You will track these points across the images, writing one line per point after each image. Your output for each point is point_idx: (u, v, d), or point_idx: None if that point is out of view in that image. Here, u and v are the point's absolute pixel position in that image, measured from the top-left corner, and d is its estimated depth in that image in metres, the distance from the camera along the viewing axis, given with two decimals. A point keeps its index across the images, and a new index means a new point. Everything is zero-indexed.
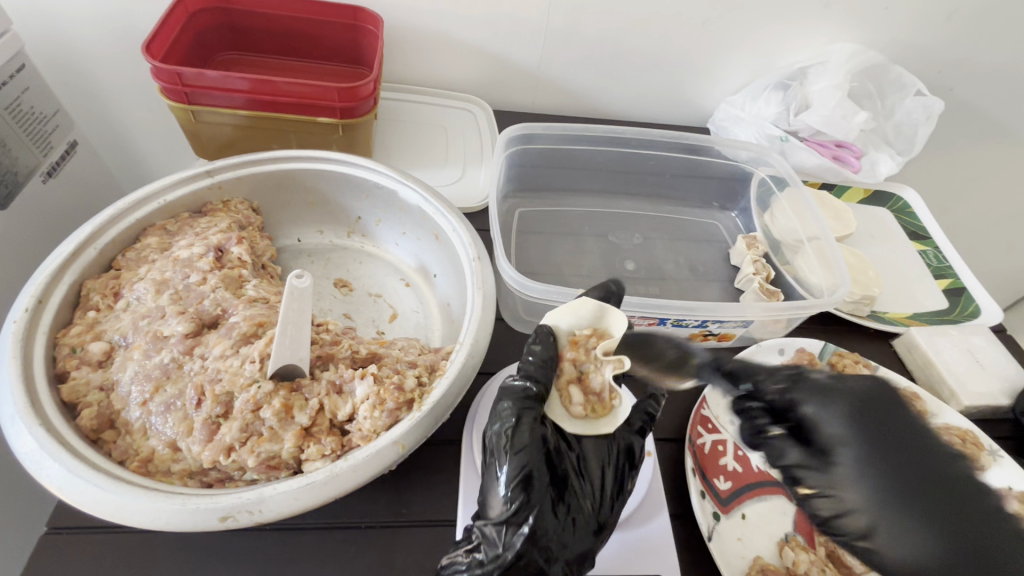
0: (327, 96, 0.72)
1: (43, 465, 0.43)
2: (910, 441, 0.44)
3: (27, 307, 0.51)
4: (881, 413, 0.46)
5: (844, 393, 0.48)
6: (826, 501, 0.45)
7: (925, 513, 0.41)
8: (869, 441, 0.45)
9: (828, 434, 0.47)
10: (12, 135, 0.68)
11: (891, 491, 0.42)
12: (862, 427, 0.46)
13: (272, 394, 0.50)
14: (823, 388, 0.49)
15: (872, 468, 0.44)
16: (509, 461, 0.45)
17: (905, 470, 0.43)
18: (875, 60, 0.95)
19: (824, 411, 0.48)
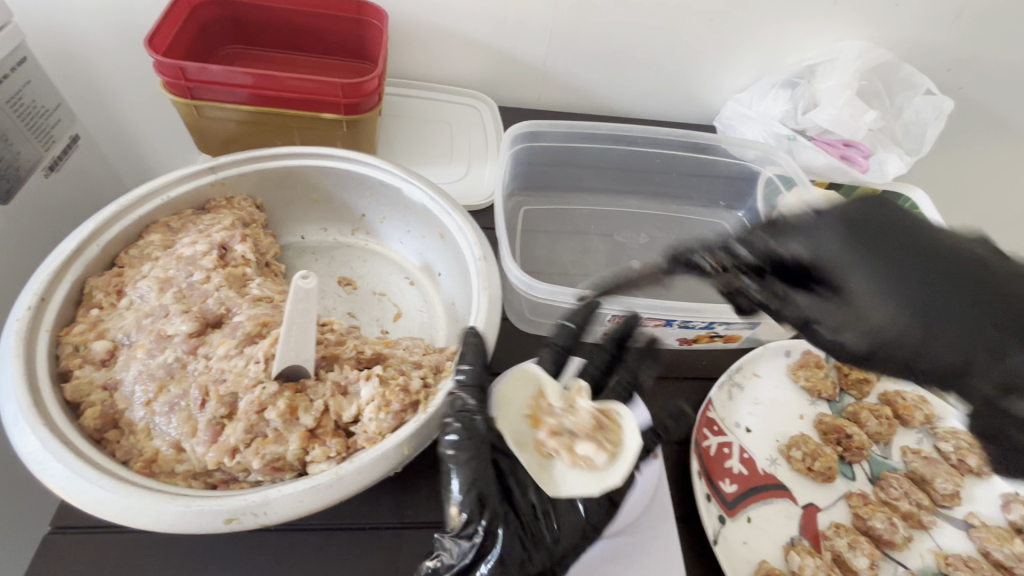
0: (331, 92, 0.71)
1: (46, 466, 0.42)
2: (900, 228, 0.46)
3: (30, 305, 0.51)
4: (894, 214, 0.47)
5: (832, 221, 0.48)
6: (853, 332, 0.45)
7: (958, 295, 0.43)
8: (868, 245, 0.46)
9: (817, 250, 0.47)
10: (14, 129, 0.68)
11: (922, 282, 0.43)
12: (852, 231, 0.46)
13: (276, 395, 0.49)
14: (808, 227, 0.48)
15: (882, 269, 0.44)
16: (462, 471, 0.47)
17: (911, 274, 0.44)
18: (885, 58, 0.94)
19: (806, 240, 0.48)
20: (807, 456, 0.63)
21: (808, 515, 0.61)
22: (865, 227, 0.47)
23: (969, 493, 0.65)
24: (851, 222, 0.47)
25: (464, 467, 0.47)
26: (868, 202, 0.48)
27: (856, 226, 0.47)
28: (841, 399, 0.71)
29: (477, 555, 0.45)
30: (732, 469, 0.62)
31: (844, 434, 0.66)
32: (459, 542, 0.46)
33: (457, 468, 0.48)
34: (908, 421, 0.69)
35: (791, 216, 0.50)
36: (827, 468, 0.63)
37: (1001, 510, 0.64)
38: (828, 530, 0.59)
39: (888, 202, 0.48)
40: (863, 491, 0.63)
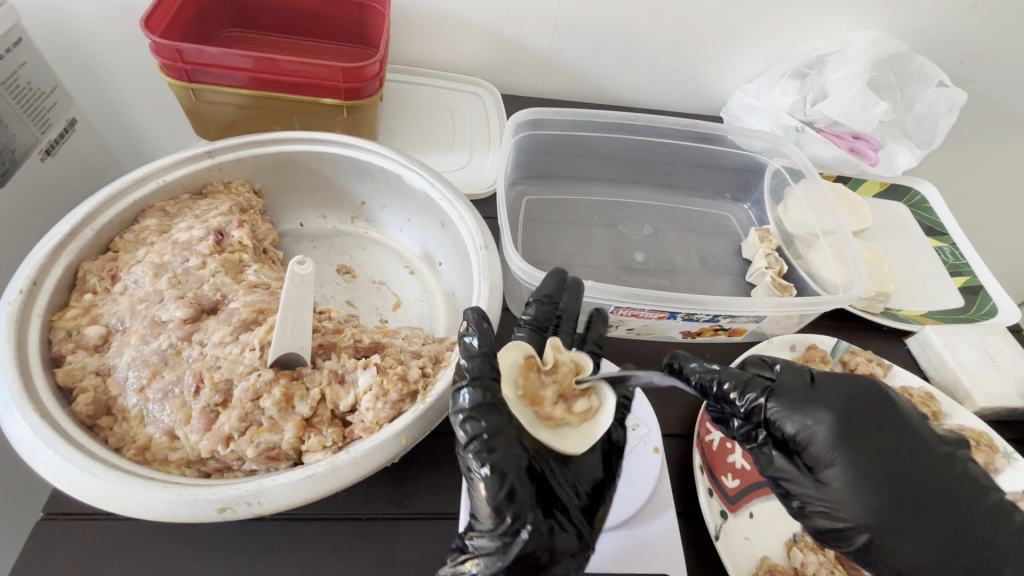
0: (331, 77, 0.69)
1: (36, 452, 0.41)
2: (891, 439, 0.44)
3: (21, 289, 0.50)
4: (886, 429, 0.45)
5: (830, 402, 0.45)
6: (827, 517, 0.45)
7: (927, 522, 0.42)
8: (860, 447, 0.44)
9: (809, 434, 0.45)
10: (9, 111, 0.67)
11: (891, 509, 0.42)
12: (848, 439, 0.44)
13: (272, 383, 0.48)
14: (806, 404, 0.46)
15: (863, 488, 0.43)
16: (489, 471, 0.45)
17: (892, 485, 0.43)
18: (897, 49, 0.91)
19: (804, 425, 0.45)
20: None
21: None
22: (860, 420, 0.45)
23: None
24: (852, 435, 0.44)
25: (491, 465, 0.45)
26: (857, 387, 0.46)
27: (852, 412, 0.45)
28: None
29: (521, 543, 0.44)
30: (735, 464, 0.61)
31: None
32: (498, 536, 0.44)
33: (482, 465, 0.45)
34: None
35: (791, 380, 0.47)
36: None
37: None
38: None
39: (882, 399, 0.46)
40: None
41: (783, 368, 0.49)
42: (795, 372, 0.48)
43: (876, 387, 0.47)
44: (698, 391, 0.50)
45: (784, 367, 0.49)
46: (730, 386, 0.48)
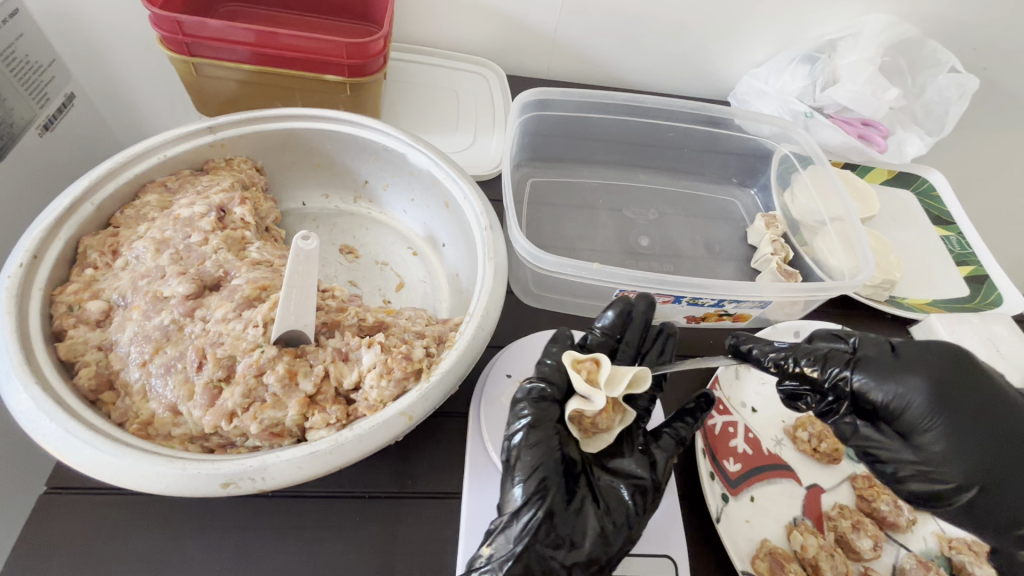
0: (334, 52, 0.68)
1: (39, 425, 0.41)
2: (986, 404, 0.45)
3: (23, 262, 0.49)
4: (983, 394, 0.45)
5: (917, 371, 0.46)
6: (922, 480, 0.44)
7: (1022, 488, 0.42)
8: (955, 411, 0.44)
9: (900, 400, 0.46)
10: (7, 84, 0.65)
11: (991, 466, 0.42)
12: (943, 402, 0.44)
13: (275, 359, 0.48)
14: (896, 373, 0.46)
15: (961, 444, 0.43)
16: (527, 455, 0.47)
17: (992, 448, 0.43)
18: (910, 33, 0.90)
19: (897, 391, 0.46)
20: (813, 437, 0.62)
21: (811, 496, 0.60)
22: (951, 387, 0.45)
23: None
24: (948, 399, 0.44)
25: (530, 450, 0.47)
26: (948, 356, 0.47)
27: (943, 381, 0.45)
28: None
29: (530, 539, 0.43)
30: (737, 448, 0.61)
31: None
32: (512, 526, 0.45)
33: (523, 448, 0.48)
34: None
35: (871, 350, 0.49)
36: (834, 450, 0.61)
37: None
38: (832, 511, 0.58)
39: (975, 369, 0.46)
40: (868, 473, 0.62)
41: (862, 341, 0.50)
42: (876, 345, 0.49)
43: (965, 356, 0.47)
44: (771, 368, 0.51)
45: (860, 340, 0.50)
46: (808, 361, 0.49)
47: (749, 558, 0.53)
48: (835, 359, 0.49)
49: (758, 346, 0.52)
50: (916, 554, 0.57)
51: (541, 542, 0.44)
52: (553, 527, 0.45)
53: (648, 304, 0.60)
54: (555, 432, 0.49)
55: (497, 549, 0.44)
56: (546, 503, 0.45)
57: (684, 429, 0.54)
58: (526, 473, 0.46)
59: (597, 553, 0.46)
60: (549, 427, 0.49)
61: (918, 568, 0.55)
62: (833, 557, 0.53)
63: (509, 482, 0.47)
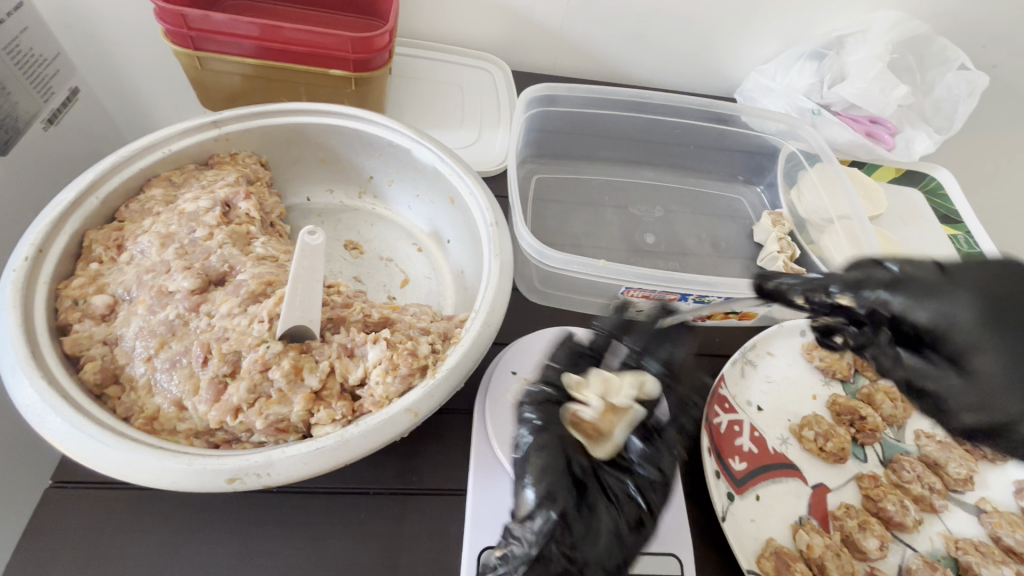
0: (340, 47, 0.67)
1: (44, 419, 0.41)
2: None
3: (27, 255, 0.49)
4: None
5: (960, 287, 0.32)
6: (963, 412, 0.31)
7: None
8: (1022, 331, 0.30)
9: (944, 320, 0.32)
10: (12, 78, 0.65)
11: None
12: (997, 321, 0.30)
13: (280, 354, 0.48)
14: (932, 290, 0.33)
15: (1021, 362, 0.29)
16: (537, 459, 0.48)
17: None
18: (919, 30, 0.89)
19: (930, 310, 0.32)
20: (819, 436, 0.62)
21: (817, 495, 0.59)
22: (1014, 307, 0.30)
23: (983, 480, 0.64)
24: (999, 315, 0.30)
25: (539, 453, 0.48)
26: (995, 268, 0.32)
27: (1000, 298, 0.31)
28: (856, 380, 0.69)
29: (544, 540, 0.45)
30: (742, 447, 0.60)
31: (857, 415, 0.64)
32: (527, 526, 0.46)
33: (530, 452, 0.49)
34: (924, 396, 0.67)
35: (913, 271, 0.35)
36: (840, 449, 0.61)
37: (1013, 497, 0.63)
38: (838, 510, 0.58)
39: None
40: (874, 473, 0.62)
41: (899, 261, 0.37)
42: (920, 268, 0.35)
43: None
44: (805, 297, 0.42)
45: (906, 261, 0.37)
46: (839, 287, 0.40)
47: (755, 558, 0.53)
48: (859, 286, 0.38)
49: (788, 281, 0.44)
50: (922, 554, 0.56)
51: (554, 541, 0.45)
52: (568, 527, 0.45)
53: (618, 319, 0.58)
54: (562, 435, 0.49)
55: (513, 553, 0.46)
56: (557, 505, 0.45)
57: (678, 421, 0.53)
58: (535, 475, 0.47)
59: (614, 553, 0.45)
60: (554, 431, 0.49)
61: (924, 568, 0.54)
62: (839, 557, 0.53)
63: (523, 484, 0.48)
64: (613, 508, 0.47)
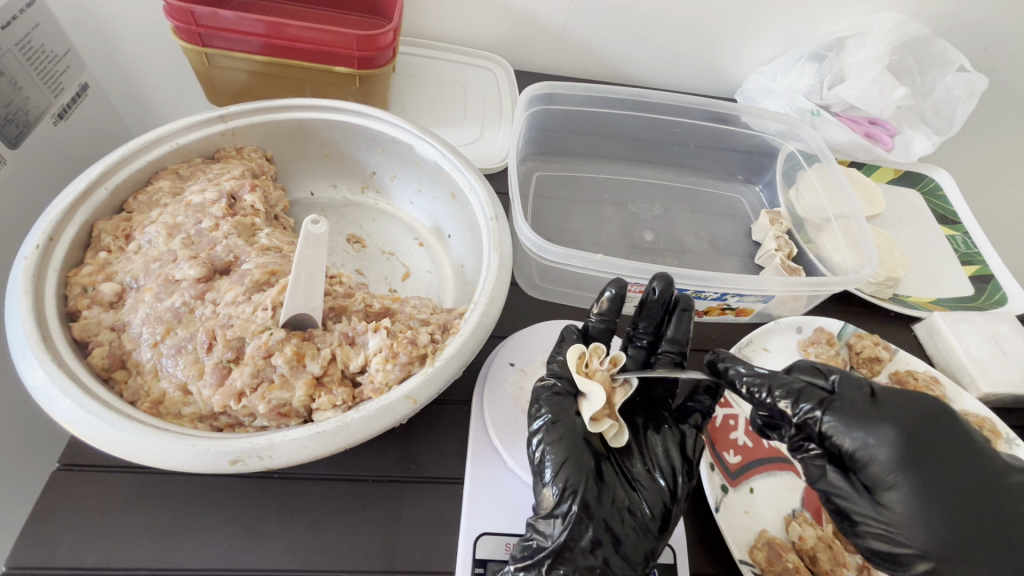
0: (345, 44, 0.69)
1: (54, 400, 0.43)
2: (954, 463, 0.42)
3: (38, 244, 0.50)
4: (951, 450, 0.43)
5: (892, 420, 0.44)
6: (883, 540, 0.43)
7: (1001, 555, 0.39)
8: (926, 470, 0.42)
9: (869, 450, 0.43)
10: (23, 72, 0.67)
11: (971, 543, 0.40)
12: (912, 461, 0.42)
13: (283, 342, 0.49)
14: (868, 420, 0.44)
15: (924, 511, 0.41)
16: (555, 450, 0.49)
17: (955, 499, 0.41)
18: (919, 32, 0.90)
19: (866, 440, 0.44)
20: None
21: (811, 489, 0.60)
22: (925, 441, 0.43)
23: None
24: (912, 448, 0.43)
25: (556, 446, 0.50)
26: (915, 409, 0.44)
27: (916, 436, 0.43)
28: None
29: (571, 532, 0.46)
30: (737, 440, 0.62)
31: None
32: (553, 523, 0.47)
33: (549, 446, 0.50)
34: None
35: (848, 394, 0.46)
36: None
37: None
38: None
39: (938, 420, 0.44)
40: None
41: (845, 385, 0.47)
42: (855, 388, 0.47)
43: (941, 412, 0.45)
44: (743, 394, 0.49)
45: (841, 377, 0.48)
46: (782, 394, 0.47)
47: (747, 547, 0.54)
48: (814, 398, 0.46)
49: (730, 360, 0.51)
50: None
51: (582, 528, 0.47)
52: (593, 520, 0.47)
53: (618, 288, 0.59)
54: (576, 424, 0.51)
55: (539, 547, 0.47)
56: (580, 495, 0.47)
57: (707, 401, 0.57)
58: (557, 468, 0.49)
59: (635, 543, 0.48)
60: (569, 421, 0.51)
61: None
62: (831, 549, 0.54)
63: (542, 479, 0.49)
64: (631, 495, 0.50)
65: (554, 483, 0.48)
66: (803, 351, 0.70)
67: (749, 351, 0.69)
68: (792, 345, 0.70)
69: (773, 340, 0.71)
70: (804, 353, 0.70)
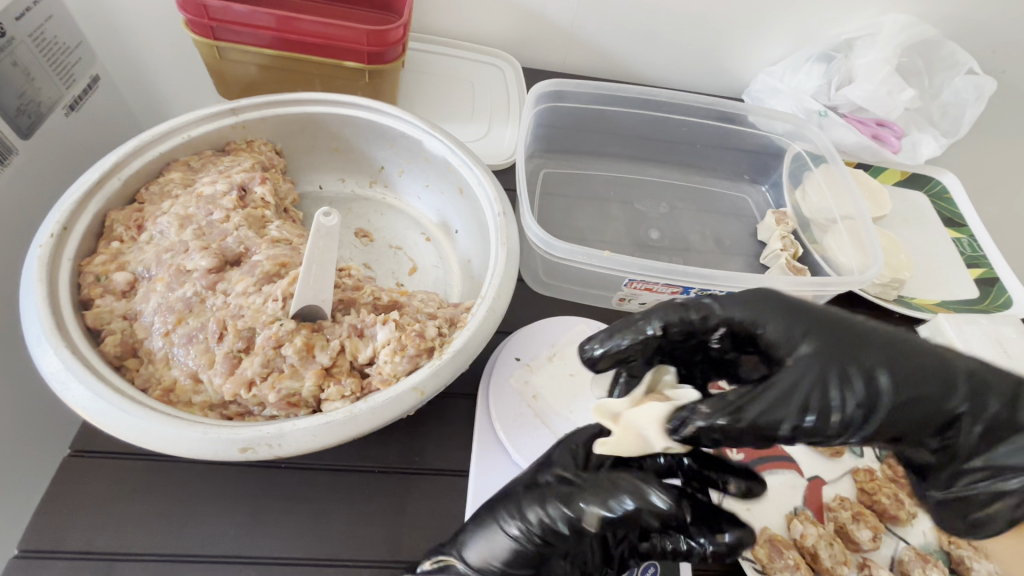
0: (354, 39, 0.69)
1: (67, 386, 0.43)
2: (808, 313, 0.44)
3: (52, 232, 0.51)
4: (794, 305, 0.44)
5: (741, 297, 0.46)
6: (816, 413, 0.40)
7: (879, 362, 0.41)
8: (798, 321, 0.43)
9: (751, 322, 0.45)
10: (35, 64, 0.67)
11: (852, 365, 0.41)
12: (789, 314, 0.44)
13: (293, 332, 0.50)
14: (738, 302, 0.46)
15: (816, 351, 0.41)
16: (519, 523, 0.44)
17: (828, 334, 0.42)
18: (927, 34, 0.90)
19: (743, 320, 0.45)
20: None
21: (813, 487, 0.60)
22: (771, 304, 0.45)
23: None
24: (815, 329, 0.43)
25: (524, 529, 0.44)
26: (755, 294, 0.46)
27: (765, 302, 0.45)
28: None
29: None
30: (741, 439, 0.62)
31: None
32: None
33: (518, 522, 0.44)
34: None
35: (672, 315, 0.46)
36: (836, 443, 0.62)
37: None
38: (833, 502, 0.59)
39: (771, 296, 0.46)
40: (870, 468, 0.63)
41: (722, 304, 0.46)
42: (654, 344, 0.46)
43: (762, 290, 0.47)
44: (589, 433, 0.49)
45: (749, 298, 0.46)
46: (658, 322, 0.45)
47: (749, 545, 0.54)
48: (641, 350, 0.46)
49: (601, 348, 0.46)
50: (915, 547, 0.57)
51: None
52: None
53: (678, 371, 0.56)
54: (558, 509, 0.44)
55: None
56: None
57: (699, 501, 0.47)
58: (505, 545, 0.44)
59: None
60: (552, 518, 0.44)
61: (916, 560, 0.55)
62: (832, 547, 0.54)
63: (483, 539, 0.45)
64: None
65: (493, 559, 0.44)
66: None
67: None
68: None
69: None
70: None
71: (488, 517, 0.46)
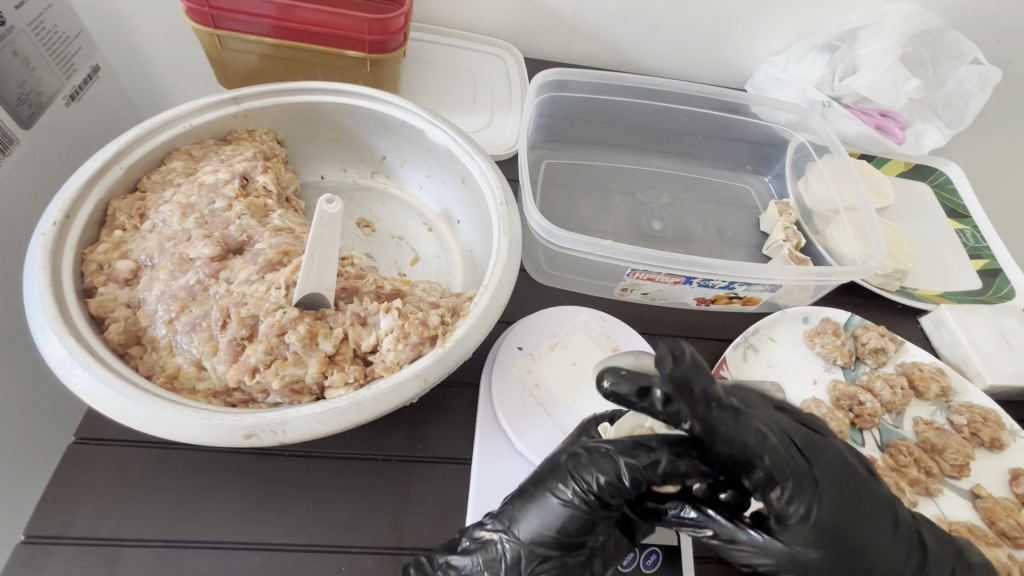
0: (356, 28, 0.69)
1: (72, 373, 0.43)
2: (855, 489, 0.45)
3: (55, 220, 0.51)
4: (853, 474, 0.45)
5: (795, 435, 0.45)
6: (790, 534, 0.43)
7: (874, 538, 0.43)
8: (839, 492, 0.44)
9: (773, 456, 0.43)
10: (35, 53, 0.67)
11: (855, 532, 0.43)
12: (837, 476, 0.44)
13: (296, 320, 0.50)
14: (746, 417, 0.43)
15: (835, 502, 0.43)
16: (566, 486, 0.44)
17: (854, 504, 0.44)
18: (933, 24, 0.89)
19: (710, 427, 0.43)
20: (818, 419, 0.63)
21: None
22: (832, 463, 0.45)
23: (977, 465, 0.63)
24: (841, 516, 0.43)
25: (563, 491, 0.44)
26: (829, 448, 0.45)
27: (828, 460, 0.45)
28: (857, 368, 0.70)
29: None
30: None
31: (856, 401, 0.65)
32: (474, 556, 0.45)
33: (569, 488, 0.44)
34: (923, 393, 0.67)
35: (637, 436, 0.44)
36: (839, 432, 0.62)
37: (1010, 485, 0.62)
38: None
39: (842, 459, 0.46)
40: (872, 457, 0.63)
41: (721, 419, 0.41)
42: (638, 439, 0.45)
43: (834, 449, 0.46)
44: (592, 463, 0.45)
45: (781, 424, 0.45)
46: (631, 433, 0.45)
47: None
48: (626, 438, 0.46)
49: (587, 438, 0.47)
50: None
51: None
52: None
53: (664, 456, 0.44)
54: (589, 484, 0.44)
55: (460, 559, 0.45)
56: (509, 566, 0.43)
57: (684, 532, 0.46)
58: (536, 513, 0.44)
59: None
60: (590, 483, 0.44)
61: None
62: None
63: (516, 513, 0.45)
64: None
65: (525, 528, 0.44)
66: (809, 341, 0.70)
67: (756, 341, 0.69)
68: (798, 335, 0.71)
69: (779, 330, 0.71)
70: (810, 343, 0.70)
71: (536, 491, 0.45)
